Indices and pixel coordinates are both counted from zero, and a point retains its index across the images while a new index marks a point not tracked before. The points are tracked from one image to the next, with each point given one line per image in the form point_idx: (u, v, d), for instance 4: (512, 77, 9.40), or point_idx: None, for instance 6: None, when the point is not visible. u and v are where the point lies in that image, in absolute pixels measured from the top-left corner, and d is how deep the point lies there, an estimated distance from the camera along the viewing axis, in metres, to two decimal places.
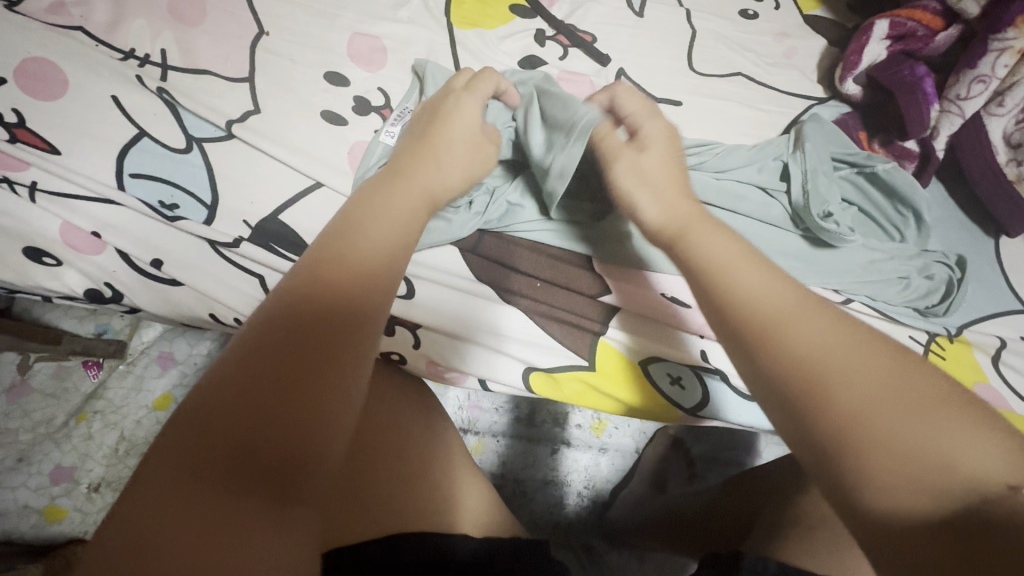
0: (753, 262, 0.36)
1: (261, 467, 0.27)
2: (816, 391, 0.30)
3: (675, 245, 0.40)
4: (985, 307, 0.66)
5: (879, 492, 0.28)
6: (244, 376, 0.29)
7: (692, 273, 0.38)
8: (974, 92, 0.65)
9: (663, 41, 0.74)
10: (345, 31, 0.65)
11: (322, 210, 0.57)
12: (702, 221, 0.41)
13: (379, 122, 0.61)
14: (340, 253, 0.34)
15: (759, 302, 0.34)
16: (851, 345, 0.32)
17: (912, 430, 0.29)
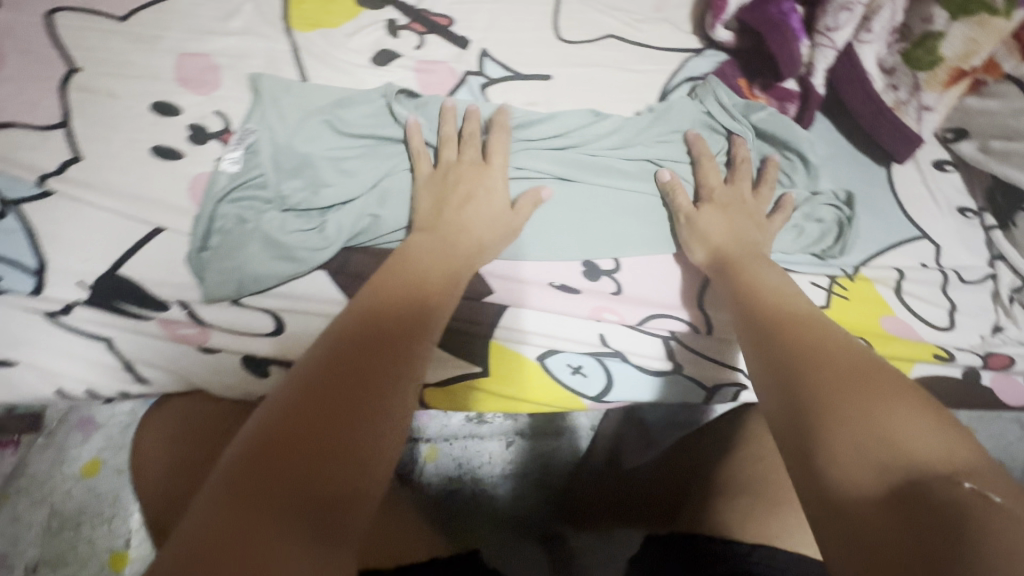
0: (793, 293, 0.45)
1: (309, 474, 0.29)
2: (791, 375, 0.35)
3: (730, 264, 0.51)
4: (884, 239, 0.66)
5: (833, 465, 0.30)
6: (328, 391, 0.32)
7: (734, 290, 0.48)
8: (842, 21, 0.62)
9: (525, 12, 0.70)
10: (169, 53, 0.59)
11: (168, 257, 0.52)
12: (759, 258, 0.51)
13: (220, 149, 0.56)
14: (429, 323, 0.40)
15: (790, 313, 0.41)
16: (835, 345, 0.36)
17: (872, 411, 0.31)
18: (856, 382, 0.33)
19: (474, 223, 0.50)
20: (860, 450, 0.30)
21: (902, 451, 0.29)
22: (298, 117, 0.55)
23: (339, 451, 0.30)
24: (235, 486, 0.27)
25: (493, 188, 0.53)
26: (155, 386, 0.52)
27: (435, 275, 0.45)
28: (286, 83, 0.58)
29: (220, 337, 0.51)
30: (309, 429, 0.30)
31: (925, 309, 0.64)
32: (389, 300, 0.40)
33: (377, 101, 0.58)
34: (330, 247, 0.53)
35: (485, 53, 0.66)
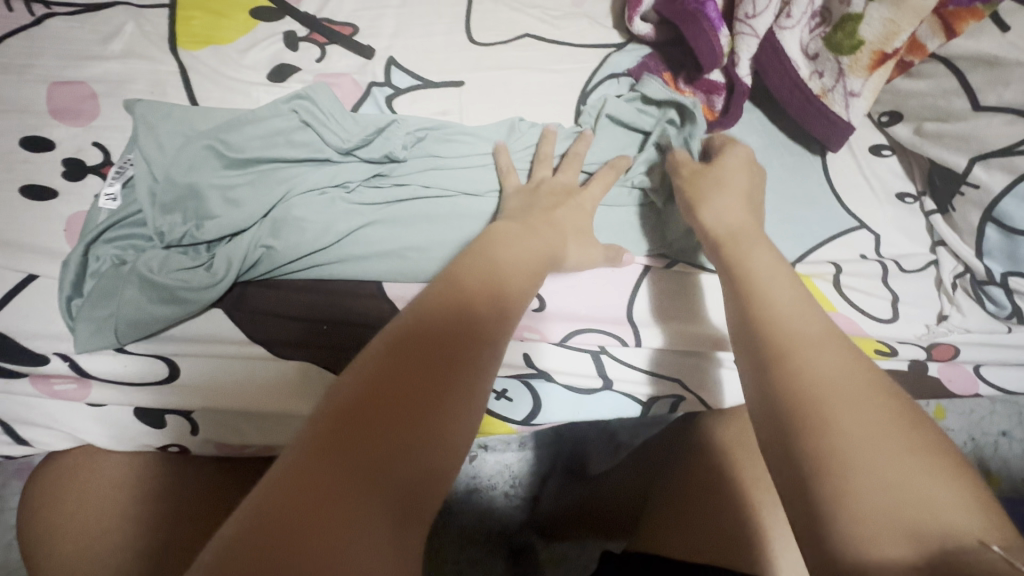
0: (792, 282, 0.41)
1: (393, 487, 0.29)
2: (810, 413, 0.32)
3: (724, 247, 0.45)
4: (823, 232, 0.63)
5: (849, 522, 0.29)
6: (391, 398, 0.31)
7: (730, 284, 0.42)
8: (760, 7, 0.60)
9: (435, 15, 0.66)
10: (41, 83, 0.55)
11: (44, 307, 0.48)
12: (750, 238, 0.45)
13: (100, 184, 0.52)
14: (487, 319, 0.37)
15: (787, 323, 0.37)
16: (851, 376, 0.34)
17: (876, 460, 0.30)
18: (874, 429, 0.31)
19: (530, 237, 0.45)
20: (881, 507, 0.29)
21: (938, 520, 0.28)
22: (174, 144, 0.52)
23: (413, 463, 0.30)
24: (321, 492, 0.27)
25: (587, 199, 0.53)
26: (40, 446, 0.48)
27: (481, 286, 0.39)
28: (162, 107, 0.53)
29: (103, 390, 0.48)
30: (362, 478, 0.28)
31: (868, 302, 0.62)
32: (432, 315, 0.36)
33: (264, 117, 0.54)
34: (214, 284, 0.49)
35: (392, 61, 0.63)
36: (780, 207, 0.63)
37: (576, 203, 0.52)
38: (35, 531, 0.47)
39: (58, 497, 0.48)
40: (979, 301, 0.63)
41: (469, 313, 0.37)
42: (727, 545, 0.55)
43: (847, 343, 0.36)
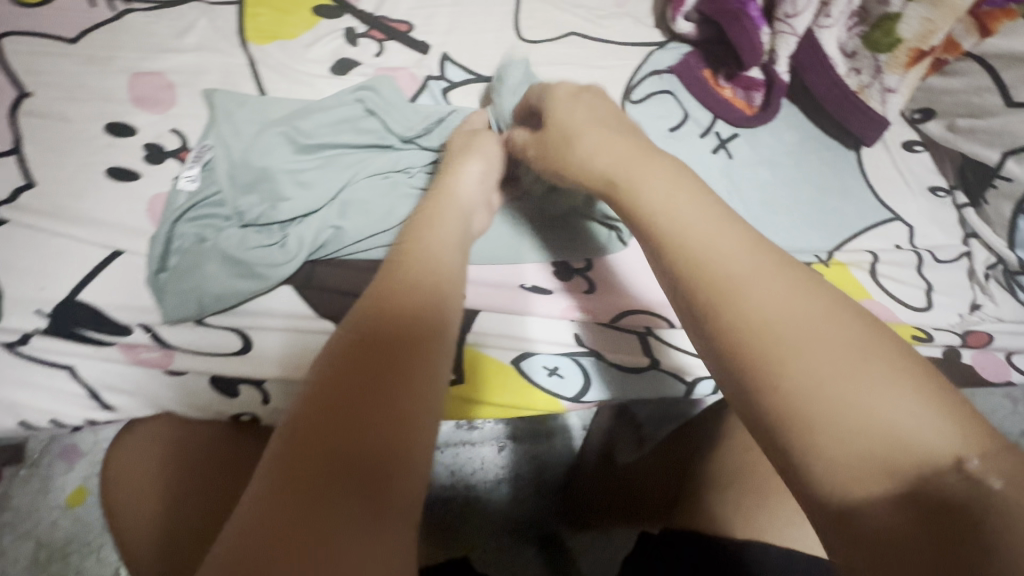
0: (702, 208, 0.34)
1: (340, 453, 0.27)
2: (760, 360, 0.29)
3: (618, 192, 0.38)
4: (858, 223, 0.66)
5: (826, 474, 0.26)
6: (327, 379, 0.30)
7: (639, 234, 0.36)
8: (800, 7, 0.62)
9: (486, 14, 0.69)
10: (123, 74, 0.58)
11: (129, 280, 0.51)
12: (650, 158, 0.38)
13: (179, 168, 0.55)
14: (400, 283, 0.36)
15: (710, 261, 0.32)
16: (792, 302, 0.30)
17: (846, 403, 0.26)
18: (832, 368, 0.27)
19: (445, 207, 0.45)
20: (856, 448, 0.26)
21: (914, 449, 0.25)
22: (252, 134, 0.55)
23: (359, 425, 0.28)
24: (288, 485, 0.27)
25: (464, 157, 0.51)
26: (122, 412, 0.51)
27: (421, 264, 0.38)
28: (239, 96, 0.57)
29: (185, 358, 0.51)
30: (325, 451, 0.27)
31: (903, 290, 0.64)
32: (391, 288, 0.36)
33: (335, 106, 0.58)
34: (290, 261, 0.52)
35: (446, 57, 0.66)
36: (816, 199, 0.66)
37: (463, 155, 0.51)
38: (126, 499, 0.51)
39: (140, 465, 0.51)
40: (1012, 291, 0.65)
41: (411, 277, 0.37)
42: (767, 518, 0.58)
43: (785, 262, 0.32)
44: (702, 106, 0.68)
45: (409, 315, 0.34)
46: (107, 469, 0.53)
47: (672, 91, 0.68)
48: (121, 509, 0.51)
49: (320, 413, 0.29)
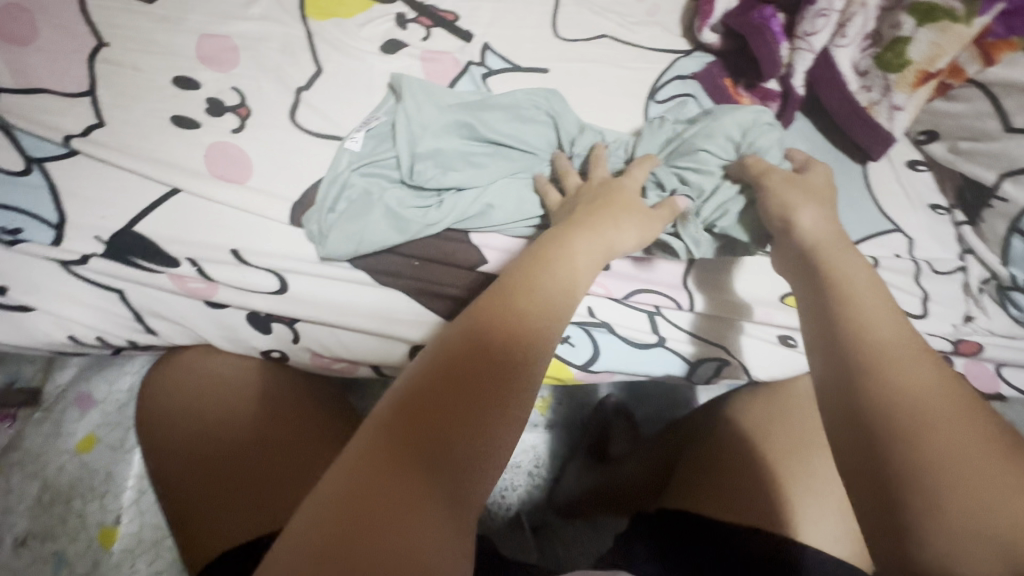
0: (888, 306, 0.45)
1: (452, 455, 0.35)
2: (906, 426, 0.37)
3: (812, 259, 0.49)
4: (861, 231, 0.70)
5: (931, 527, 0.34)
6: (448, 383, 0.37)
7: (825, 296, 0.46)
8: (818, 26, 0.68)
9: (526, 11, 0.74)
10: (192, 34, 0.63)
11: (181, 218, 0.55)
12: (842, 246, 0.50)
13: (236, 122, 0.60)
14: (519, 306, 0.41)
15: (888, 345, 0.42)
16: (945, 394, 0.39)
17: (963, 473, 0.35)
18: (958, 448, 0.36)
19: (574, 241, 0.47)
20: (962, 514, 0.34)
21: (1016, 520, 0.34)
22: (418, 115, 0.60)
23: (475, 437, 0.36)
24: (397, 478, 0.32)
25: (625, 197, 0.53)
26: (162, 338, 0.55)
27: (549, 288, 0.43)
28: (425, 83, 0.63)
29: (228, 292, 0.54)
30: (447, 453, 0.34)
31: (900, 298, 0.67)
32: (524, 311, 0.41)
33: (415, 88, 0.62)
34: (354, 219, 0.56)
35: (487, 47, 0.71)
36: None
37: (616, 197, 0.53)
38: (160, 423, 0.54)
39: (176, 398, 0.54)
40: (1002, 306, 0.68)
41: (537, 313, 0.42)
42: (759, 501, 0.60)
43: (932, 361, 0.41)
44: None
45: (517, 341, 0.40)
46: (144, 395, 0.57)
47: (694, 95, 0.73)
48: (151, 438, 0.54)
49: (450, 416, 0.35)
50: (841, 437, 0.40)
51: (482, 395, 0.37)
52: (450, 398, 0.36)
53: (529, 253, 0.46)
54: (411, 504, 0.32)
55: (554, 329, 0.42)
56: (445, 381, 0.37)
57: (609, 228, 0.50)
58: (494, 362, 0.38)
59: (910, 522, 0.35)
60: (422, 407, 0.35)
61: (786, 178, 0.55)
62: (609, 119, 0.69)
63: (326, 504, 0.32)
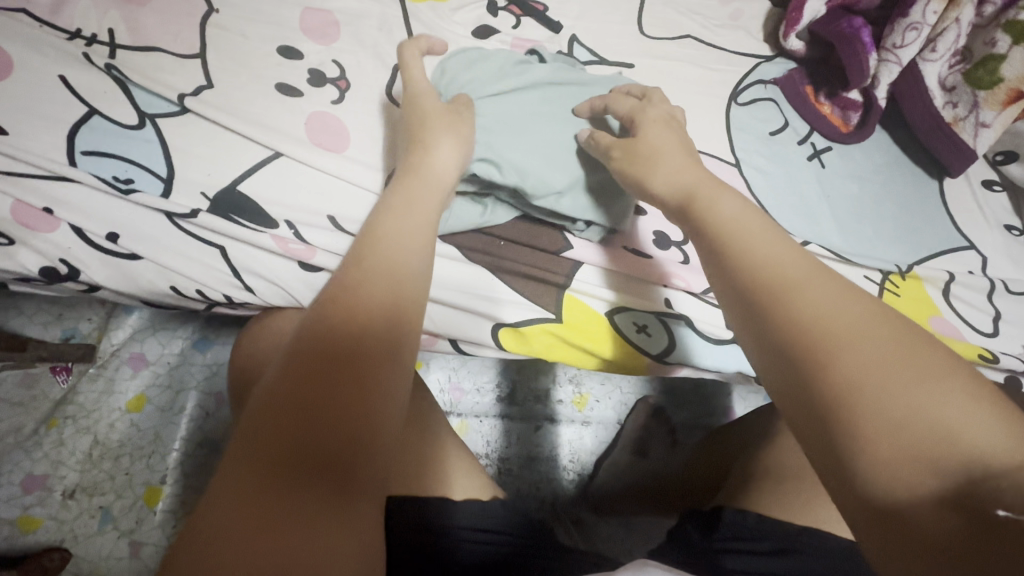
0: (766, 230, 0.40)
1: (325, 442, 0.31)
2: (816, 357, 0.34)
3: (691, 209, 0.44)
4: (935, 245, 0.70)
5: (869, 465, 0.30)
6: (303, 370, 0.33)
7: (704, 241, 0.42)
8: (908, 40, 0.68)
9: (613, 8, 0.76)
10: (296, 7, 0.65)
11: (284, 180, 0.57)
12: (714, 185, 0.44)
13: (336, 94, 0.61)
14: (374, 271, 0.39)
15: (775, 271, 0.37)
16: (856, 316, 0.35)
17: (894, 399, 0.31)
18: (881, 371, 0.32)
19: (415, 196, 0.46)
20: (893, 443, 0.30)
21: (958, 445, 0.30)
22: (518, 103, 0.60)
23: (342, 413, 0.32)
24: (263, 482, 0.30)
25: (424, 108, 0.53)
26: (257, 296, 0.56)
27: (393, 240, 0.42)
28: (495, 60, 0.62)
29: (325, 257, 0.56)
30: (313, 443, 0.31)
31: (972, 314, 0.67)
32: (365, 283, 0.38)
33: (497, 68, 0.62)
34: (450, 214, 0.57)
35: (575, 39, 0.72)
36: (899, 216, 0.70)
37: (424, 114, 0.52)
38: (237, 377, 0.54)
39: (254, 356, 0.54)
40: None
41: (374, 281, 0.38)
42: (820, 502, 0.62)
43: (840, 283, 0.37)
44: (802, 118, 0.73)
45: (364, 310, 0.37)
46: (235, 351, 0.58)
47: (775, 100, 0.73)
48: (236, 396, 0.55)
49: (300, 405, 0.32)
50: (776, 384, 0.35)
51: (341, 368, 0.34)
52: (303, 386, 0.32)
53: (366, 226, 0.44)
54: (290, 502, 0.29)
55: (411, 307, 0.39)
56: (301, 369, 0.33)
57: (422, 155, 0.49)
58: (346, 336, 0.35)
59: (849, 470, 0.31)
60: (273, 401, 0.32)
61: (623, 153, 0.51)
62: (692, 117, 0.70)
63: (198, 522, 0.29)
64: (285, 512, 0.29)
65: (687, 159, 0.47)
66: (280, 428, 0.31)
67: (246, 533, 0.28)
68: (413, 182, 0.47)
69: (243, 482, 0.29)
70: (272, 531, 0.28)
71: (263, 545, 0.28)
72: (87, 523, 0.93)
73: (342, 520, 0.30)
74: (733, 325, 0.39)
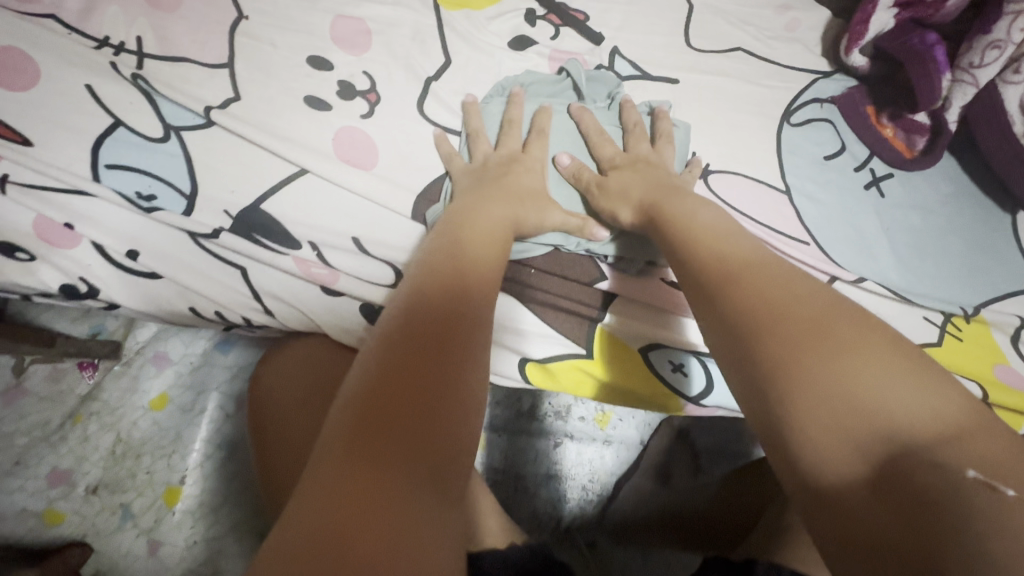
0: (728, 230, 0.45)
1: (412, 401, 0.32)
2: (754, 335, 0.37)
3: (656, 216, 0.49)
4: (1010, 285, 0.63)
5: (803, 437, 0.33)
6: (396, 338, 0.35)
7: (669, 239, 0.47)
8: (988, 59, 0.62)
9: (658, 18, 0.71)
10: (328, 14, 0.63)
11: (308, 200, 0.54)
12: (669, 192, 0.51)
13: (366, 108, 0.59)
14: (453, 261, 0.43)
15: (722, 262, 0.42)
16: (806, 300, 0.38)
17: (832, 375, 0.34)
18: (826, 348, 0.35)
19: (494, 207, 0.50)
20: (826, 416, 0.32)
21: (886, 420, 0.32)
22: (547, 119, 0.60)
23: (434, 377, 0.33)
24: (360, 440, 0.29)
25: (525, 159, 0.56)
26: (276, 319, 0.55)
27: (475, 240, 0.46)
28: (535, 76, 0.63)
29: (348, 282, 0.54)
30: (408, 407, 0.31)
31: None
32: (453, 267, 0.42)
33: (536, 81, 0.62)
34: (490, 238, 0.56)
35: (616, 51, 0.68)
36: (969, 252, 0.64)
37: (517, 164, 0.55)
38: (268, 409, 0.55)
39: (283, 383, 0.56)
40: None
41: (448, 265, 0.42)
42: None
43: (789, 274, 0.41)
44: (861, 142, 0.67)
45: (449, 290, 0.40)
46: (261, 376, 0.59)
47: (832, 121, 0.68)
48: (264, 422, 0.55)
49: (397, 368, 0.33)
50: (726, 364, 0.38)
51: (426, 337, 0.36)
52: (398, 353, 0.34)
53: (449, 220, 0.48)
54: (389, 465, 0.29)
55: (488, 292, 0.42)
56: (400, 339, 0.35)
57: (519, 172, 0.54)
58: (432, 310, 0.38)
59: (786, 442, 0.33)
60: (375, 365, 0.33)
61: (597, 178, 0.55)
62: (741, 138, 0.65)
63: (301, 485, 0.28)
64: (383, 473, 0.28)
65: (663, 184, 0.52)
66: (377, 391, 0.32)
67: (339, 491, 0.27)
68: (497, 190, 0.51)
69: (340, 445, 0.29)
70: (377, 490, 0.28)
71: (364, 505, 0.27)
72: (108, 519, 0.94)
73: (437, 485, 0.30)
74: (693, 309, 0.42)
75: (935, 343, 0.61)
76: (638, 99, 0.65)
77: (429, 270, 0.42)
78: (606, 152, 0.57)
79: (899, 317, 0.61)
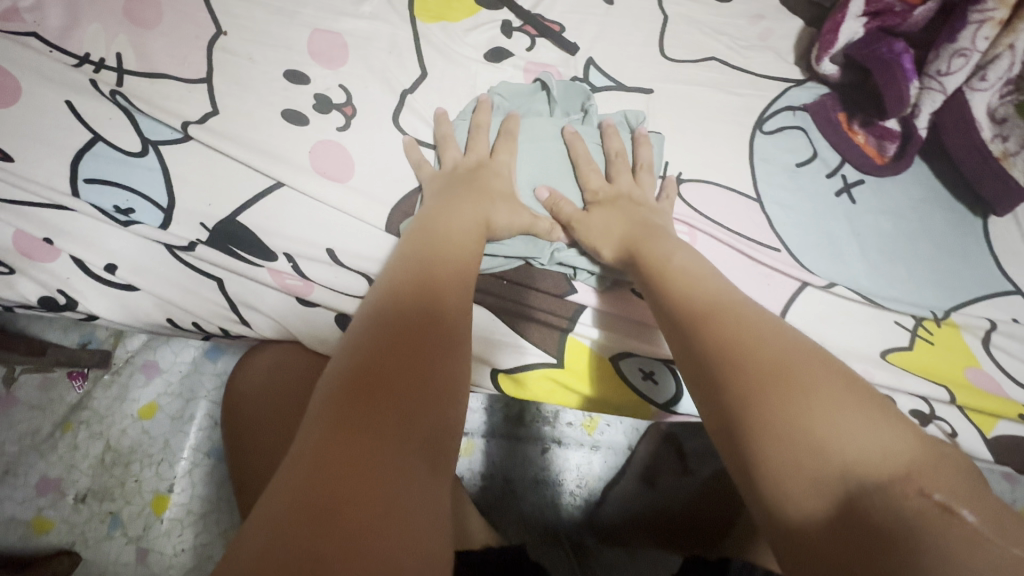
0: (704, 269, 0.46)
1: (387, 413, 0.33)
2: (722, 372, 0.37)
3: (633, 254, 0.51)
4: (979, 289, 0.64)
5: (768, 474, 0.33)
6: (370, 350, 0.36)
7: (646, 276, 0.48)
8: (955, 67, 0.63)
9: (633, 28, 0.72)
10: (306, 28, 0.64)
11: (284, 213, 0.55)
12: (647, 232, 0.52)
13: (342, 121, 0.60)
14: (430, 281, 0.43)
15: (695, 299, 0.43)
16: (774, 337, 0.38)
17: (795, 411, 0.34)
18: (789, 384, 0.35)
19: (457, 220, 0.50)
20: (788, 456, 0.32)
21: (847, 456, 0.32)
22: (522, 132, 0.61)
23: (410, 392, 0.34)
24: (336, 444, 0.30)
25: (497, 168, 0.58)
26: (254, 330, 0.57)
27: (450, 260, 0.46)
28: (512, 89, 0.64)
29: (322, 293, 0.55)
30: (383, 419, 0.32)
31: (1016, 366, 0.62)
32: (431, 285, 0.43)
33: (514, 91, 0.64)
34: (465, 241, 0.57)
35: (590, 62, 0.69)
36: (939, 257, 0.64)
37: (485, 171, 0.57)
38: (247, 412, 0.57)
39: (260, 386, 0.57)
40: None
41: (422, 282, 0.43)
42: None
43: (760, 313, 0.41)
44: (833, 148, 0.68)
45: (425, 304, 0.41)
46: (240, 376, 0.61)
47: (804, 128, 0.69)
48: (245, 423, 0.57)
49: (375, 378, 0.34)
50: (700, 400, 0.38)
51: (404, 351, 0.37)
52: (371, 365, 0.35)
53: (421, 236, 0.48)
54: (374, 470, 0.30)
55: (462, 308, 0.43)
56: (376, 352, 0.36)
57: (489, 177, 0.56)
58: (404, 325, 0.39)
59: (753, 481, 0.34)
60: (347, 376, 0.34)
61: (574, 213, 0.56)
62: (713, 146, 0.66)
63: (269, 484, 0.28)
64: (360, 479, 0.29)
65: (642, 223, 0.54)
66: (358, 400, 0.33)
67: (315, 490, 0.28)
68: (471, 201, 0.52)
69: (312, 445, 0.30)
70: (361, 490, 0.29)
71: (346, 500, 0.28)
72: (97, 527, 0.94)
73: (420, 490, 0.31)
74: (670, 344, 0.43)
75: (905, 347, 0.61)
76: (612, 109, 0.66)
77: (407, 287, 0.42)
78: (586, 175, 0.59)
79: (869, 322, 0.62)
